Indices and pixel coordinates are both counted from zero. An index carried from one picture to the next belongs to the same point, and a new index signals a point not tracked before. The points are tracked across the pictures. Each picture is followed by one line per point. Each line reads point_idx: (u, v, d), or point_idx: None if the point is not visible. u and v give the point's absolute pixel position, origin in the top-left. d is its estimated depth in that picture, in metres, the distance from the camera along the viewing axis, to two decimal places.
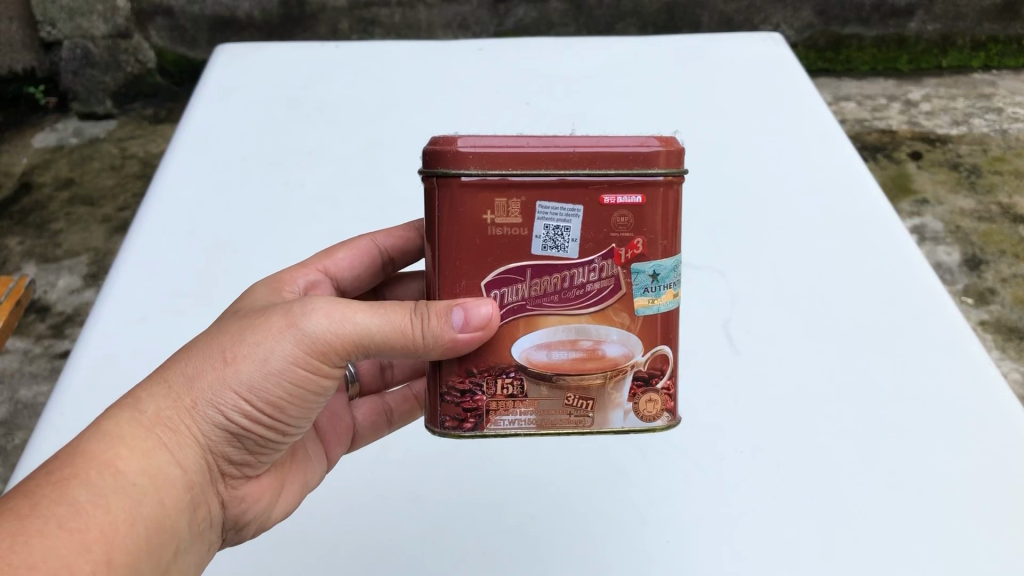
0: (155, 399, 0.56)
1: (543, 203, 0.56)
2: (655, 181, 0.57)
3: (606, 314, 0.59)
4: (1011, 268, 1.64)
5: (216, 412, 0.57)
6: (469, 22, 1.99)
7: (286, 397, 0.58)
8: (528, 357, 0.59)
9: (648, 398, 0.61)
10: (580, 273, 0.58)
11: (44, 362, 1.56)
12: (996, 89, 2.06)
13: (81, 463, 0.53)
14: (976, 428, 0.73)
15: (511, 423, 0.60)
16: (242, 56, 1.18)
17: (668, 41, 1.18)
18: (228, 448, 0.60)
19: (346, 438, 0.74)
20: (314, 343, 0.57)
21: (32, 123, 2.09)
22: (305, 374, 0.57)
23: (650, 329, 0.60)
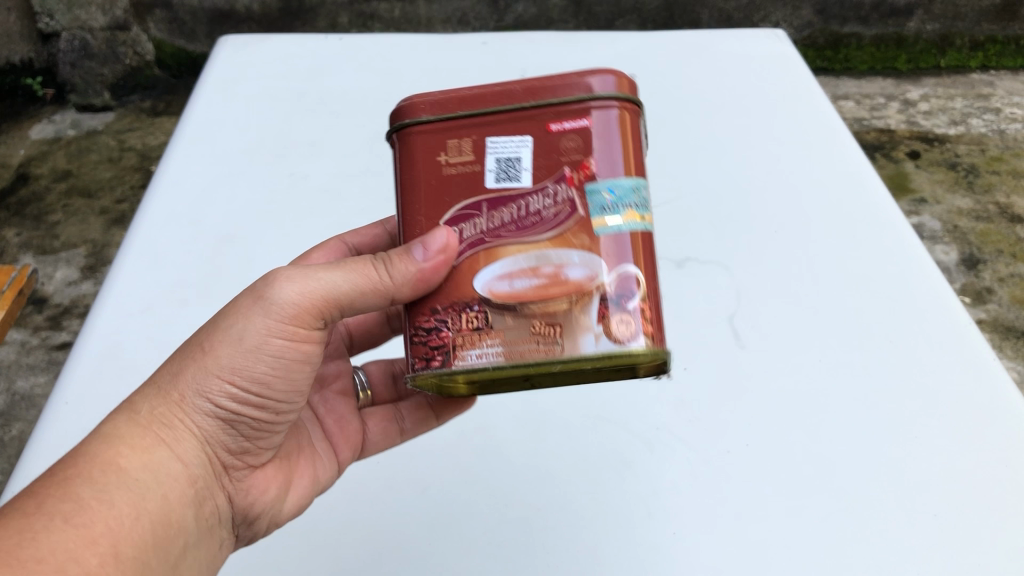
0: (145, 400, 0.57)
1: (493, 138, 0.58)
2: (599, 103, 0.57)
3: (565, 237, 0.56)
4: (1009, 267, 1.64)
5: (206, 401, 0.58)
6: (469, 17, 1.99)
7: (272, 373, 0.59)
8: (490, 290, 0.56)
9: (620, 320, 0.54)
10: (535, 200, 0.57)
11: (40, 354, 1.55)
12: (994, 89, 2.07)
13: (82, 464, 0.54)
14: (981, 424, 0.73)
15: (479, 357, 0.55)
16: (243, 47, 1.18)
17: (670, 35, 1.17)
18: (227, 437, 0.61)
19: (355, 445, 0.75)
20: (287, 311, 0.57)
21: (30, 115, 2.09)
22: (286, 346, 0.58)
23: (615, 249, 0.55)
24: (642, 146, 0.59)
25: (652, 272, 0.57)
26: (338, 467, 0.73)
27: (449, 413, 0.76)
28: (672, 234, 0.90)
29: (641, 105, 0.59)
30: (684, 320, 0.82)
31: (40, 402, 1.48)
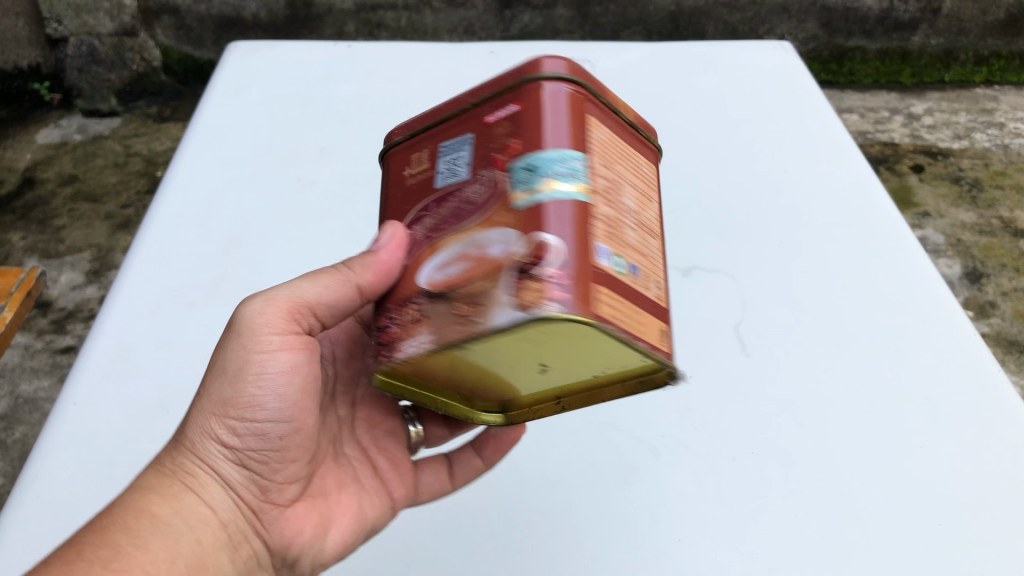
0: (168, 451, 0.62)
1: (446, 145, 0.59)
2: (527, 85, 0.55)
3: (490, 218, 0.51)
4: (1012, 281, 1.64)
5: (216, 442, 0.62)
6: (475, 27, 2.01)
7: (261, 394, 0.62)
8: (430, 283, 0.53)
9: (523, 285, 0.46)
10: (470, 189, 0.54)
11: (44, 357, 1.56)
12: (998, 104, 2.08)
13: (118, 516, 0.58)
14: (984, 433, 0.73)
15: (412, 347, 0.51)
16: (253, 53, 1.18)
17: (677, 46, 1.18)
18: (249, 475, 0.64)
19: (406, 490, 0.72)
20: (266, 332, 0.62)
21: (36, 119, 2.10)
22: (274, 369, 0.62)
23: (535, 217, 0.48)
24: (595, 126, 0.54)
25: (585, 239, 0.48)
26: (391, 509, 0.70)
27: (495, 454, 0.72)
28: (679, 243, 0.91)
29: (579, 81, 0.55)
30: (690, 327, 0.82)
31: (43, 406, 1.48)
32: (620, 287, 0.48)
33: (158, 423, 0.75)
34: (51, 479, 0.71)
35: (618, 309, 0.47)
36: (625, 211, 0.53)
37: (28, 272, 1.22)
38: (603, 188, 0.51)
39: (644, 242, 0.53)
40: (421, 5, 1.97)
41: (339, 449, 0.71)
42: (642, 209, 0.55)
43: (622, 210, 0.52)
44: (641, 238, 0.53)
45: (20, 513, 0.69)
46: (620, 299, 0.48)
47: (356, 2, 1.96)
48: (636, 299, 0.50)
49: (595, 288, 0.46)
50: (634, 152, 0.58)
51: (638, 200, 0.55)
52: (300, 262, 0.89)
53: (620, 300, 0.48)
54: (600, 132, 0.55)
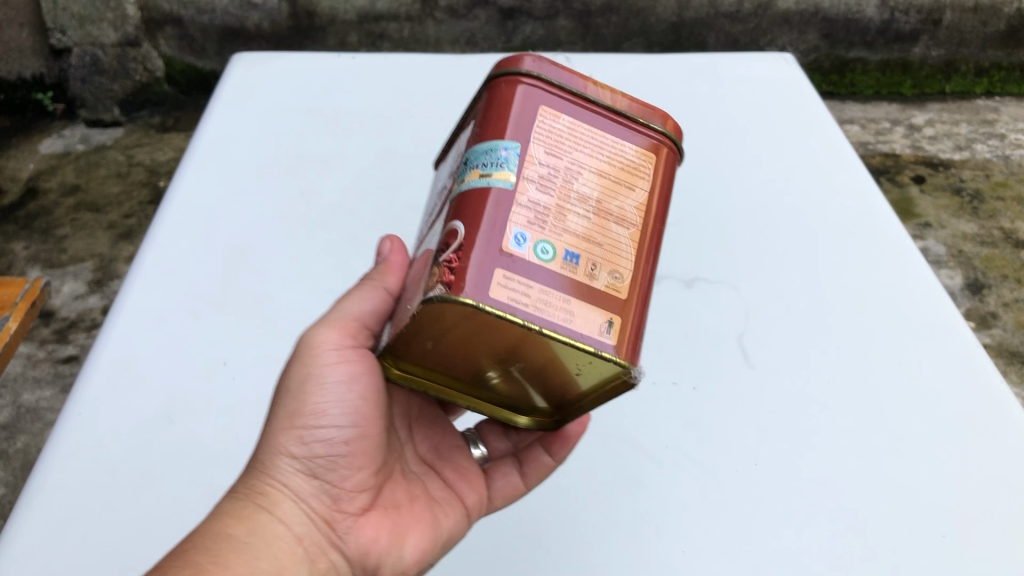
0: (242, 477, 0.64)
1: (456, 145, 0.63)
2: (492, 82, 0.57)
3: (444, 210, 0.56)
4: (1013, 292, 1.64)
5: (287, 456, 0.63)
6: (477, 38, 2.02)
7: (327, 406, 0.63)
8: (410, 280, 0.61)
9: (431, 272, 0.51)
10: (448, 186, 0.59)
11: (46, 367, 1.56)
12: (999, 115, 2.09)
13: (198, 538, 0.58)
14: (988, 444, 0.73)
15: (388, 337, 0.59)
16: (257, 64, 1.19)
17: (680, 57, 1.18)
18: (320, 487, 0.65)
19: (481, 499, 0.73)
20: (327, 348, 0.64)
21: (39, 129, 2.10)
22: (338, 378, 0.64)
23: (460, 207, 0.53)
24: (548, 115, 0.55)
25: (495, 229, 0.51)
26: (466, 517, 0.71)
27: (563, 450, 0.72)
28: (683, 254, 0.91)
29: (532, 74, 0.55)
30: (694, 338, 0.82)
31: (46, 416, 1.48)
32: (534, 274, 0.51)
33: (165, 433, 0.75)
34: (57, 488, 0.71)
35: (522, 295, 0.50)
36: (572, 199, 0.53)
37: (33, 282, 1.22)
38: (537, 177, 0.53)
39: (599, 230, 0.53)
40: (423, 16, 1.98)
41: (405, 466, 0.72)
42: (607, 196, 0.54)
43: (567, 200, 0.53)
44: (596, 227, 0.53)
45: (27, 522, 0.69)
46: (532, 285, 0.50)
47: (358, 13, 1.97)
48: (563, 287, 0.51)
49: (490, 276, 0.49)
50: (615, 136, 0.56)
51: (604, 187, 0.54)
52: (305, 274, 0.89)
53: (530, 287, 0.50)
54: (554, 121, 0.55)
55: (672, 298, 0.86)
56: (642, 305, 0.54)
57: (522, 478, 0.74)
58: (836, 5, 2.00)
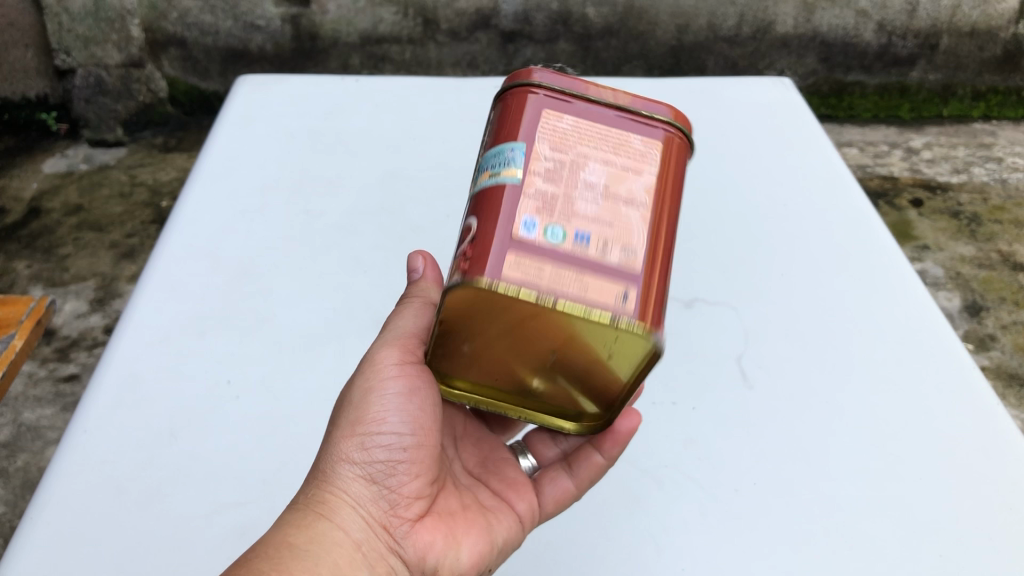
0: (303, 488, 0.64)
1: (476, 165, 0.66)
2: (500, 95, 0.60)
3: (466, 215, 0.58)
4: (1011, 315, 1.65)
5: (348, 464, 0.64)
6: (478, 60, 2.04)
7: (389, 413, 0.64)
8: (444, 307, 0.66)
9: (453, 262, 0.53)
10: (468, 197, 0.61)
11: (47, 386, 1.56)
12: (996, 139, 2.11)
13: (262, 548, 0.58)
14: (984, 464, 0.74)
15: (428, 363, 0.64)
16: (262, 86, 1.20)
17: (679, 81, 1.20)
18: (378, 494, 0.64)
19: (533, 506, 0.73)
20: (387, 361, 0.65)
21: (42, 149, 2.11)
22: (400, 389, 0.64)
23: (477, 205, 0.55)
24: (552, 117, 0.57)
25: (507, 216, 0.53)
26: (519, 522, 0.71)
27: (614, 448, 0.71)
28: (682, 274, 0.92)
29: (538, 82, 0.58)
30: (694, 358, 0.83)
31: (46, 434, 1.48)
32: (545, 255, 0.52)
33: (170, 451, 0.76)
34: (62, 504, 0.72)
35: (535, 273, 0.51)
36: (581, 184, 0.55)
37: (38, 301, 1.22)
38: (544, 168, 0.55)
39: (608, 211, 0.54)
40: (425, 39, 2.00)
41: (456, 479, 0.73)
42: (616, 180, 0.55)
43: (575, 185, 0.55)
44: (607, 208, 0.54)
45: (32, 537, 0.70)
46: (544, 264, 0.51)
47: (361, 36, 1.99)
48: (574, 264, 0.52)
49: (500, 258, 0.51)
50: (621, 130, 0.58)
51: (612, 173, 0.55)
52: (307, 294, 0.90)
53: (542, 266, 0.51)
54: (559, 121, 0.57)
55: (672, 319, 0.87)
56: (661, 277, 0.54)
57: (573, 481, 0.73)
58: (835, 29, 2.02)
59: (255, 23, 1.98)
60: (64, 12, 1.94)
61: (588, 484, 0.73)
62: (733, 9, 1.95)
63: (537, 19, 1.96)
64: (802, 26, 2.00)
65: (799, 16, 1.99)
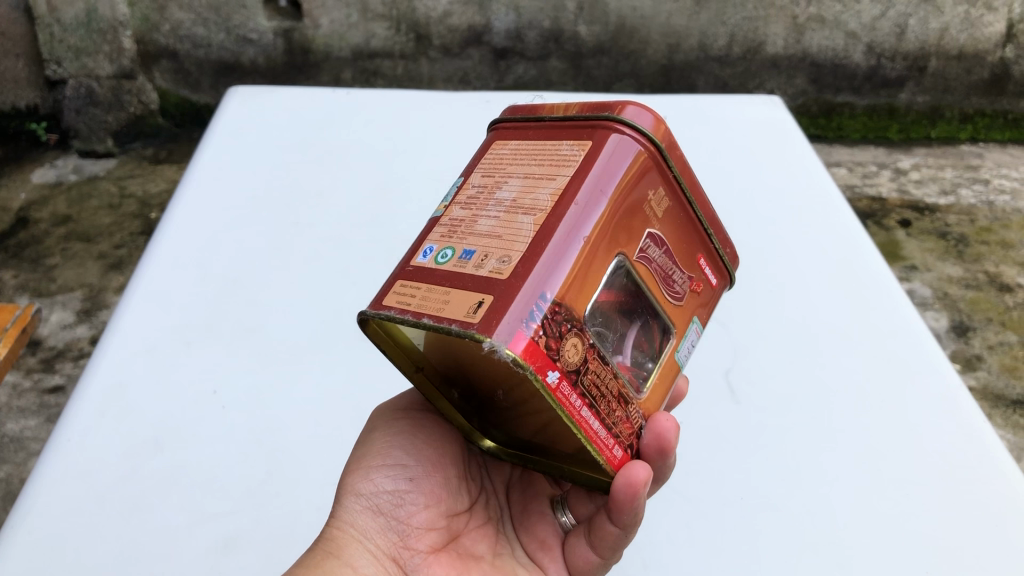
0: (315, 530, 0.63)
1: None
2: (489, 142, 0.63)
3: None
4: (998, 335, 1.65)
5: (355, 496, 0.64)
6: (470, 77, 2.04)
7: (392, 449, 0.67)
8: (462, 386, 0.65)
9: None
10: None
11: (32, 397, 1.54)
12: (983, 161, 2.13)
13: None
14: (972, 482, 0.74)
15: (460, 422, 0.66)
16: (253, 98, 1.20)
17: (670, 99, 1.21)
18: (388, 527, 0.64)
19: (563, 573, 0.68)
20: (387, 413, 0.70)
21: (31, 159, 2.10)
22: (401, 428, 0.68)
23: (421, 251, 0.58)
24: (499, 147, 0.59)
25: (414, 254, 0.55)
26: None
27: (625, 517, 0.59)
28: None
29: (508, 118, 0.61)
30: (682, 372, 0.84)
31: (29, 445, 1.46)
32: (428, 278, 0.52)
33: (156, 460, 0.75)
34: (45, 514, 0.71)
35: (411, 297, 0.51)
36: (490, 206, 0.54)
37: (24, 309, 1.22)
38: (466, 200, 0.56)
39: (502, 224, 0.51)
40: (418, 54, 2.01)
41: (500, 526, 0.71)
42: (526, 193, 0.53)
43: (483, 209, 0.54)
44: (502, 222, 0.52)
45: (14, 548, 0.69)
46: (420, 285, 0.51)
47: (353, 51, 2.00)
48: (448, 281, 0.50)
49: (391, 289, 0.53)
50: (556, 141, 0.55)
51: (523, 187, 0.53)
52: (295, 304, 0.90)
53: (420, 288, 0.51)
54: (503, 149, 0.58)
55: None
56: (533, 281, 0.47)
57: (593, 552, 0.66)
58: (824, 50, 2.03)
59: (247, 36, 1.99)
60: (56, 22, 1.94)
61: (609, 551, 0.65)
62: (723, 29, 1.97)
63: (529, 37, 1.97)
64: (792, 46, 2.02)
65: (789, 37, 2.00)
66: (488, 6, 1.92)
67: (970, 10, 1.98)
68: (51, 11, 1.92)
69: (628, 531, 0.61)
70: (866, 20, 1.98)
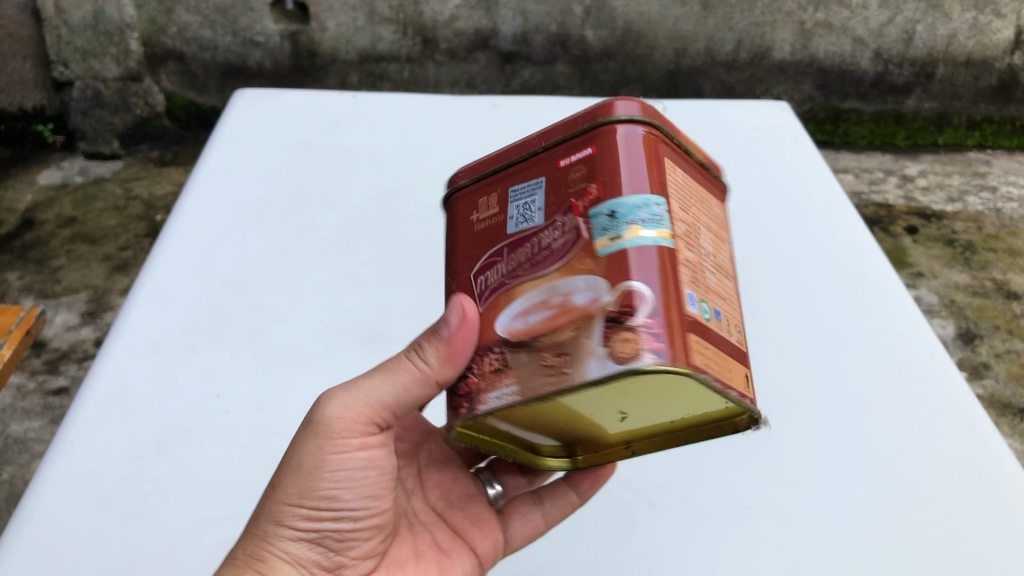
0: (239, 545, 0.60)
1: (513, 187, 0.58)
2: (609, 129, 0.54)
3: (571, 265, 0.52)
4: (1005, 343, 1.65)
5: (289, 530, 0.60)
6: (477, 81, 2.04)
7: (336, 484, 0.61)
8: (508, 330, 0.53)
9: (623, 337, 0.47)
10: (547, 234, 0.54)
11: (36, 398, 1.54)
12: (991, 168, 2.12)
13: None
14: (980, 494, 0.73)
15: (497, 400, 0.52)
16: (259, 100, 1.20)
17: (678, 103, 1.20)
18: (317, 556, 0.62)
19: (497, 544, 0.72)
20: (344, 432, 0.60)
21: (37, 160, 2.10)
22: (348, 457, 0.61)
23: (619, 264, 0.49)
24: (672, 168, 0.55)
25: (678, 290, 0.49)
26: (479, 565, 0.70)
27: (590, 488, 0.72)
28: None
29: (654, 121, 0.55)
30: None
31: (33, 447, 1.46)
32: (710, 336, 0.50)
33: (158, 464, 0.75)
34: (48, 517, 0.71)
35: (709, 360, 0.49)
36: (704, 256, 0.54)
37: (28, 311, 1.21)
38: (685, 233, 0.53)
39: (722, 286, 0.55)
40: (424, 58, 2.01)
41: (412, 519, 0.70)
42: (717, 248, 0.57)
43: (702, 257, 0.54)
44: (719, 281, 0.55)
45: (17, 551, 0.69)
46: (710, 347, 0.50)
47: (360, 54, 2.00)
48: (726, 347, 0.52)
49: (689, 340, 0.48)
50: (706, 190, 0.59)
51: (714, 243, 0.57)
52: (299, 308, 0.89)
53: (710, 349, 0.50)
54: (676, 173, 0.56)
55: None
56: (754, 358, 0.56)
57: (543, 517, 0.72)
58: (831, 56, 2.03)
59: (254, 39, 1.99)
60: (63, 25, 1.94)
61: (557, 521, 0.73)
62: (730, 34, 1.96)
63: (535, 41, 1.97)
64: (799, 52, 2.01)
65: (796, 43, 1.99)
66: (495, 10, 1.92)
67: (979, 16, 1.98)
68: (59, 13, 1.93)
69: (585, 496, 0.72)
70: (874, 27, 1.98)
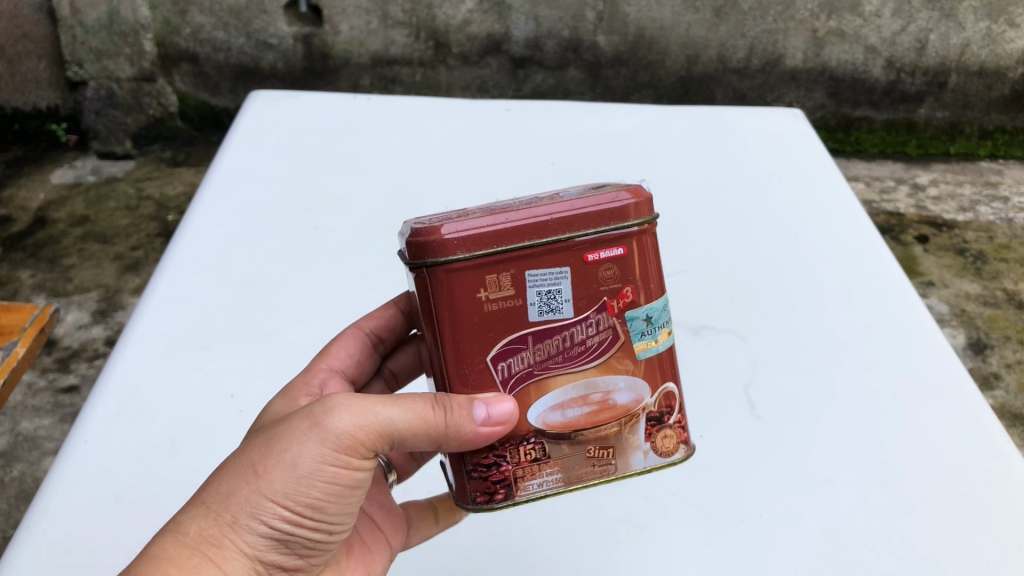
0: (197, 520, 0.54)
1: (531, 272, 0.55)
2: (636, 232, 0.56)
3: (609, 363, 0.58)
4: (1015, 354, 1.64)
5: (260, 521, 0.55)
6: (488, 85, 2.05)
7: (323, 498, 0.56)
8: (545, 421, 0.57)
9: (663, 434, 0.60)
10: (579, 329, 0.56)
11: (46, 397, 1.55)
12: (1002, 178, 2.11)
13: None
14: (994, 504, 0.73)
15: (541, 486, 0.58)
16: (273, 102, 1.21)
17: (689, 110, 1.21)
18: (274, 557, 0.57)
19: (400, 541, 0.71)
20: (351, 448, 0.56)
21: (51, 159, 2.12)
22: (343, 470, 0.56)
23: (654, 370, 0.59)
24: None
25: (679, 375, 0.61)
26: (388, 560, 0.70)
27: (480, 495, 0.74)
28: (690, 305, 0.91)
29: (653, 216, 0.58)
30: (702, 387, 0.83)
31: (43, 444, 1.47)
32: None
33: (171, 463, 0.75)
34: (62, 515, 0.71)
35: None
36: None
37: (42, 309, 1.21)
38: None
39: None
40: (436, 62, 2.01)
41: None
42: None
43: None
44: None
45: (29, 549, 0.69)
46: None
47: (372, 57, 2.00)
48: None
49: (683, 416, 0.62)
50: None
51: None
52: (313, 310, 0.89)
53: None
54: None
55: (682, 348, 0.87)
56: None
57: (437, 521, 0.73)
58: (844, 64, 2.02)
59: (267, 41, 2.00)
60: (78, 25, 1.95)
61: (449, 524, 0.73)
62: (742, 41, 1.97)
63: (548, 46, 1.97)
64: (812, 60, 2.01)
65: (809, 50, 1.99)
66: (508, 14, 1.92)
67: (992, 26, 1.97)
68: (74, 13, 1.94)
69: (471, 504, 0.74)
70: (887, 35, 1.98)
